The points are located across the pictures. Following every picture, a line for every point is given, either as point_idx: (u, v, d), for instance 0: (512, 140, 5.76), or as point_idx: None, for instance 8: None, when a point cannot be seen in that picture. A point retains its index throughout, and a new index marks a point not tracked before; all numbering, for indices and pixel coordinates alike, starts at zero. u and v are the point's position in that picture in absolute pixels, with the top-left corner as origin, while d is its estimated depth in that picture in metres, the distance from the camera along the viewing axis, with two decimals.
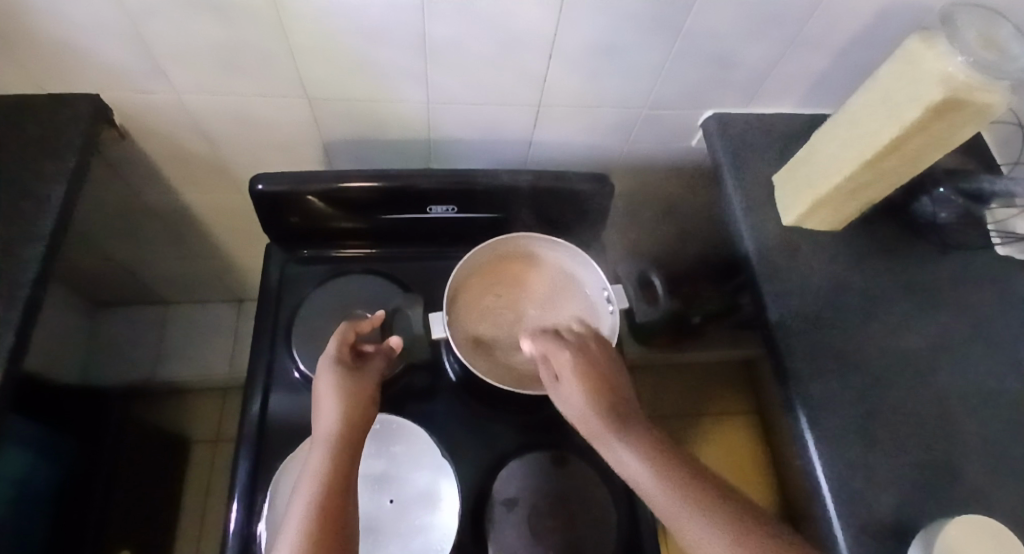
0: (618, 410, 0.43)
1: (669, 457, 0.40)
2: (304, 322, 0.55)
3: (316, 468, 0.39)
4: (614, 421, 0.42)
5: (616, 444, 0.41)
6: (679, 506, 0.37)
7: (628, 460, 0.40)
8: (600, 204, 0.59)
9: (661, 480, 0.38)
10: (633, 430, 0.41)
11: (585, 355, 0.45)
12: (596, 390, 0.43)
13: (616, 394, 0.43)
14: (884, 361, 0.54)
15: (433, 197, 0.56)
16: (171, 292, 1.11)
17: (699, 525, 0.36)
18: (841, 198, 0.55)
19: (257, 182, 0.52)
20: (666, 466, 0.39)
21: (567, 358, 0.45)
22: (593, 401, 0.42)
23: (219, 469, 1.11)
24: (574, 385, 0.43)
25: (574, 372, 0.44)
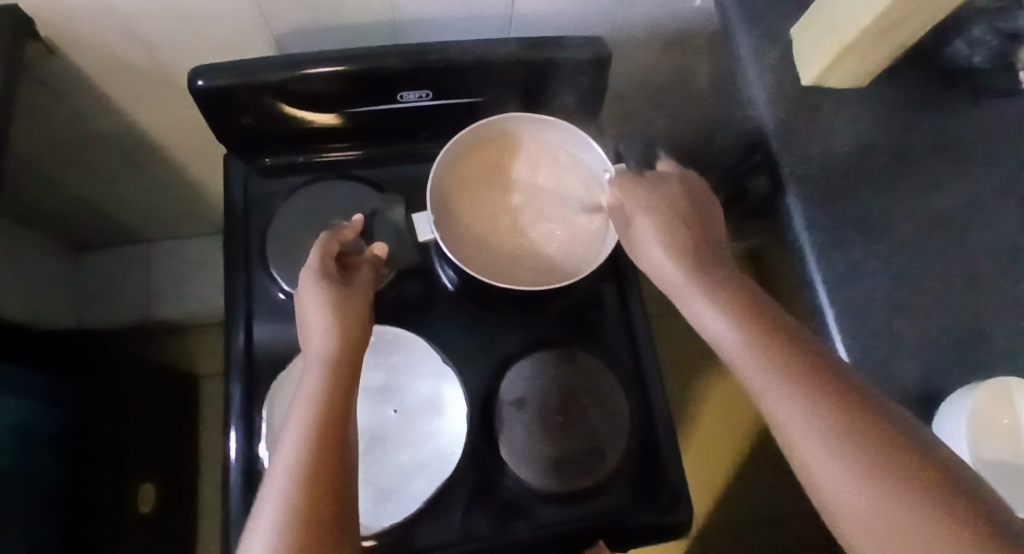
0: (703, 264, 0.41)
1: (753, 313, 0.38)
2: (280, 237, 0.51)
3: (311, 389, 0.36)
4: (695, 274, 0.40)
5: (690, 292, 0.40)
6: (756, 357, 0.35)
7: (706, 311, 0.39)
8: (595, 76, 0.51)
9: (740, 330, 0.37)
10: (714, 279, 0.40)
11: (671, 203, 0.43)
12: (674, 239, 0.41)
13: (707, 251, 0.42)
14: (911, 227, 0.50)
15: (404, 80, 0.49)
16: (148, 229, 1.05)
17: (773, 377, 0.34)
18: (870, 44, 0.48)
19: (197, 78, 0.45)
20: (750, 320, 0.37)
21: (647, 207, 0.43)
22: (676, 251, 0.41)
23: (212, 403, 1.13)
24: (654, 235, 0.42)
25: (658, 223, 0.42)
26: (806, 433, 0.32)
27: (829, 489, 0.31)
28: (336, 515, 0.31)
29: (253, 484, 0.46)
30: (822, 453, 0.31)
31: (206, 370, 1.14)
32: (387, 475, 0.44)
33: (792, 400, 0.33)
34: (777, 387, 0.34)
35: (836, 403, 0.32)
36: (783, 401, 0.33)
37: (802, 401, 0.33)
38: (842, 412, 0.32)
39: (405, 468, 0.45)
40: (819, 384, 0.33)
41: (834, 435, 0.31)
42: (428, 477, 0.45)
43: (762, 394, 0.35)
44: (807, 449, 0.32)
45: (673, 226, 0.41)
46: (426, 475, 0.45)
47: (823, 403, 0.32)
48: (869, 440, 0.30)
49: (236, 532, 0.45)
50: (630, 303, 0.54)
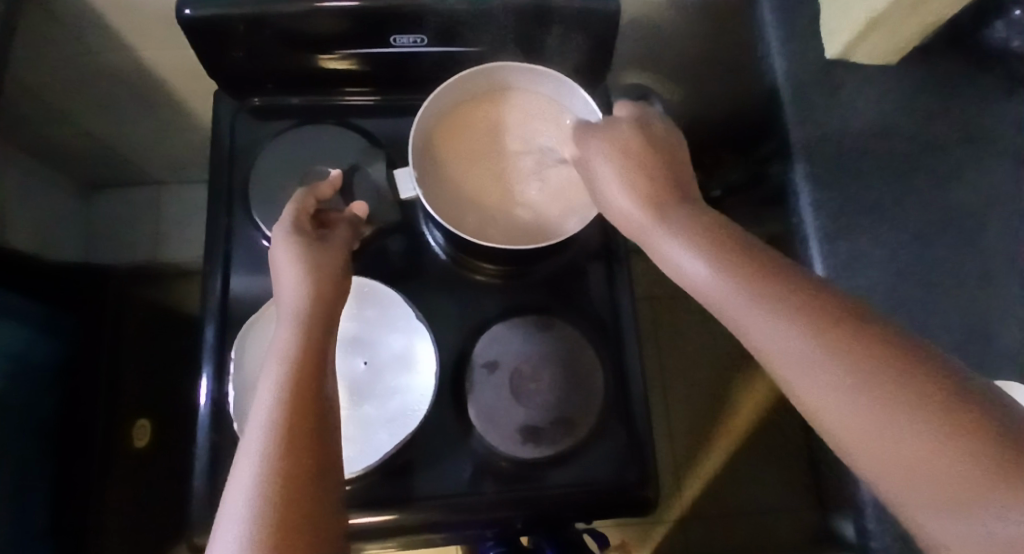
0: (669, 204, 0.38)
1: (729, 249, 0.35)
2: (263, 181, 0.50)
3: (285, 339, 0.33)
4: (664, 213, 0.38)
5: (659, 233, 0.37)
6: (740, 290, 0.33)
7: (677, 251, 0.36)
8: (601, 32, 0.49)
9: (716, 265, 0.34)
10: (684, 218, 0.37)
11: (625, 147, 0.41)
12: (638, 180, 0.39)
13: (676, 188, 0.39)
14: (925, 220, 0.47)
15: (397, 24, 0.46)
16: (157, 171, 1.05)
17: (759, 308, 0.32)
18: (903, 14, 0.44)
19: (184, 6, 0.43)
20: (725, 251, 0.35)
21: (607, 155, 0.41)
22: (641, 194, 0.39)
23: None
24: (617, 179, 0.40)
25: (620, 166, 0.40)
26: (804, 358, 0.30)
27: (834, 412, 0.29)
28: (322, 465, 0.28)
29: (221, 426, 0.46)
30: (820, 375, 0.30)
31: None
32: (352, 425, 0.44)
33: (786, 327, 0.31)
34: (769, 315, 0.32)
35: (831, 322, 0.30)
36: (775, 328, 0.31)
37: (805, 327, 0.31)
38: (840, 331, 0.30)
39: (371, 420, 0.44)
40: (805, 309, 0.31)
41: (835, 355, 0.29)
42: (393, 431, 0.44)
43: (749, 327, 0.33)
44: (804, 374, 0.30)
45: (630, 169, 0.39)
46: (391, 429, 0.44)
47: (825, 326, 0.30)
48: (864, 355, 0.29)
49: (201, 472, 0.45)
50: (616, 277, 0.52)
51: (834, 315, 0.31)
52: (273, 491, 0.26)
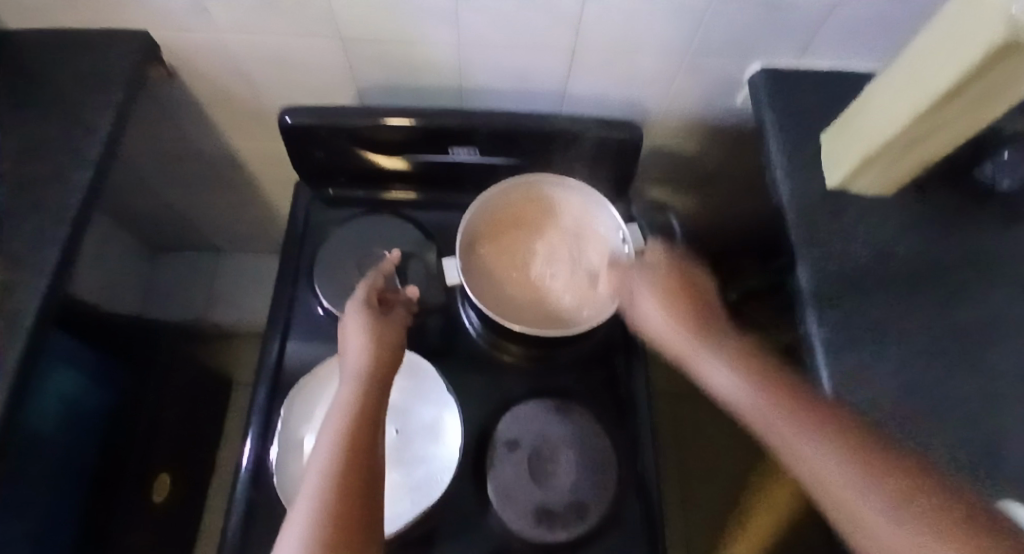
0: (706, 329, 0.44)
1: (766, 371, 0.40)
2: (326, 259, 0.57)
3: (347, 397, 0.38)
4: (700, 339, 0.44)
5: (702, 356, 0.43)
6: (772, 409, 0.37)
7: (716, 372, 0.41)
8: (628, 153, 0.59)
9: (750, 391, 0.39)
10: (719, 343, 0.43)
11: (667, 276, 0.47)
12: (674, 303, 0.46)
13: (713, 317, 0.45)
14: (926, 338, 0.50)
15: (455, 138, 0.57)
16: (219, 239, 1.16)
17: (789, 425, 0.36)
18: (892, 156, 0.51)
19: (286, 116, 0.54)
20: (762, 378, 0.40)
21: (644, 283, 0.48)
22: (678, 320, 0.45)
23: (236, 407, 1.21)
24: (656, 305, 0.46)
25: (657, 291, 0.47)
26: (828, 468, 0.33)
27: (862, 518, 0.30)
28: (365, 516, 0.32)
29: (258, 481, 0.49)
30: (845, 484, 0.31)
31: (241, 376, 1.22)
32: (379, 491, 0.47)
33: (811, 440, 0.34)
34: (800, 432, 0.35)
35: (855, 438, 0.33)
36: (802, 441, 0.35)
37: (827, 440, 0.34)
38: (860, 445, 0.33)
39: (396, 486, 0.47)
40: (830, 427, 0.34)
41: (855, 466, 0.32)
42: (414, 499, 0.46)
43: (784, 442, 0.36)
44: (831, 484, 0.32)
45: (667, 296, 0.46)
46: (413, 497, 0.46)
47: (845, 441, 0.33)
48: (885, 467, 0.31)
49: (230, 525, 0.48)
50: (634, 369, 0.55)
51: (857, 435, 0.33)
52: (322, 535, 0.30)
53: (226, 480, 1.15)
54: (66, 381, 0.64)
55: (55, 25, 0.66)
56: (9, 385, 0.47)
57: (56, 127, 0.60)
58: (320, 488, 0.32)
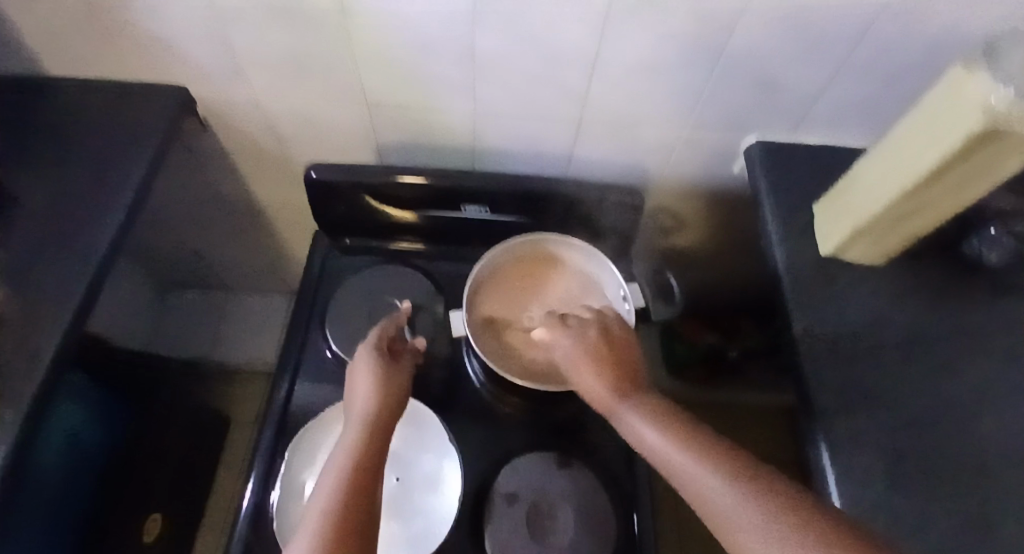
0: (628, 385, 0.46)
1: (681, 425, 0.42)
2: (338, 306, 0.59)
3: (350, 442, 0.40)
4: (627, 399, 0.45)
5: (626, 413, 0.44)
6: (694, 467, 0.38)
7: (642, 431, 0.42)
8: (629, 216, 0.62)
9: (674, 449, 0.40)
10: (639, 398, 0.45)
11: (593, 340, 0.49)
12: (598, 363, 0.47)
13: (630, 373, 0.47)
14: (918, 405, 0.51)
15: (468, 197, 0.61)
16: (232, 278, 1.19)
17: (711, 483, 0.37)
18: (882, 228, 0.53)
19: (312, 171, 0.59)
20: (683, 436, 0.41)
21: (571, 344, 0.49)
22: (602, 380, 0.46)
23: (240, 449, 1.20)
24: (588, 367, 0.47)
25: (582, 353, 0.48)
26: (746, 526, 0.34)
27: None
28: None
29: (256, 527, 0.49)
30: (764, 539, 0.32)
31: (240, 416, 1.22)
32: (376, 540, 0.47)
33: (725, 498, 0.36)
34: (719, 490, 0.36)
35: (769, 494, 0.35)
36: (725, 501, 0.35)
37: (747, 498, 0.35)
38: (777, 501, 0.34)
39: (393, 537, 0.47)
40: (746, 483, 0.36)
41: (773, 522, 0.33)
42: (412, 551, 0.46)
43: (707, 502, 0.37)
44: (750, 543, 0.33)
45: (592, 355, 0.47)
46: (410, 548, 0.47)
47: (761, 497, 0.35)
48: (800, 521, 0.32)
49: None
50: None
51: (769, 488, 0.35)
52: None
53: (229, 527, 1.13)
54: (76, 421, 0.64)
55: (103, 77, 0.70)
56: (23, 422, 0.47)
57: (94, 172, 0.63)
58: (317, 530, 0.33)
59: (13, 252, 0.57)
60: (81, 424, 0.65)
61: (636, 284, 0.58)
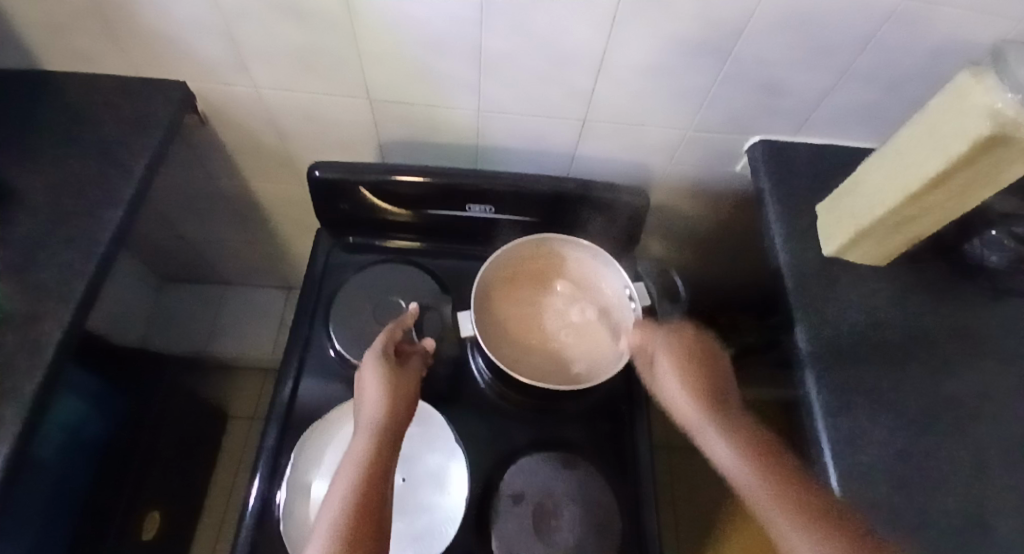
0: (716, 405, 0.45)
1: (769, 456, 0.41)
2: (342, 304, 0.59)
3: (358, 452, 0.40)
4: (713, 414, 0.44)
5: (710, 431, 0.44)
6: (767, 494, 0.38)
7: (720, 448, 0.43)
8: (634, 217, 0.63)
9: (752, 473, 0.40)
10: (727, 419, 0.44)
11: (688, 351, 0.49)
12: (690, 375, 0.47)
13: (722, 392, 0.46)
14: (919, 405, 0.52)
15: (473, 196, 0.61)
16: (229, 273, 1.18)
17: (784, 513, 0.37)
18: (885, 231, 0.54)
19: (316, 169, 0.59)
20: (766, 463, 0.41)
21: (665, 350, 0.49)
22: (693, 395, 0.46)
23: (247, 444, 1.19)
24: (674, 377, 0.47)
25: (677, 361, 0.48)
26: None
27: None
28: None
29: (262, 526, 0.49)
30: None
31: (237, 411, 1.22)
32: None
33: (799, 535, 0.36)
34: (792, 521, 0.36)
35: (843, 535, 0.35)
36: (795, 533, 0.36)
37: (818, 536, 0.35)
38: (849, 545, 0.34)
39: (400, 536, 0.47)
40: (823, 521, 0.36)
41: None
42: (418, 549, 0.47)
43: (776, 529, 0.37)
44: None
45: (686, 365, 0.47)
46: (416, 547, 0.47)
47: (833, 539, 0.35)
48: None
49: None
50: (637, 425, 0.57)
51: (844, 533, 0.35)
52: None
53: (235, 521, 1.12)
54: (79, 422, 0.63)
55: (101, 70, 0.69)
56: (25, 419, 0.47)
57: (93, 167, 0.62)
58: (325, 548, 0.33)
59: (13, 248, 0.56)
60: (87, 422, 0.64)
61: (642, 283, 0.58)
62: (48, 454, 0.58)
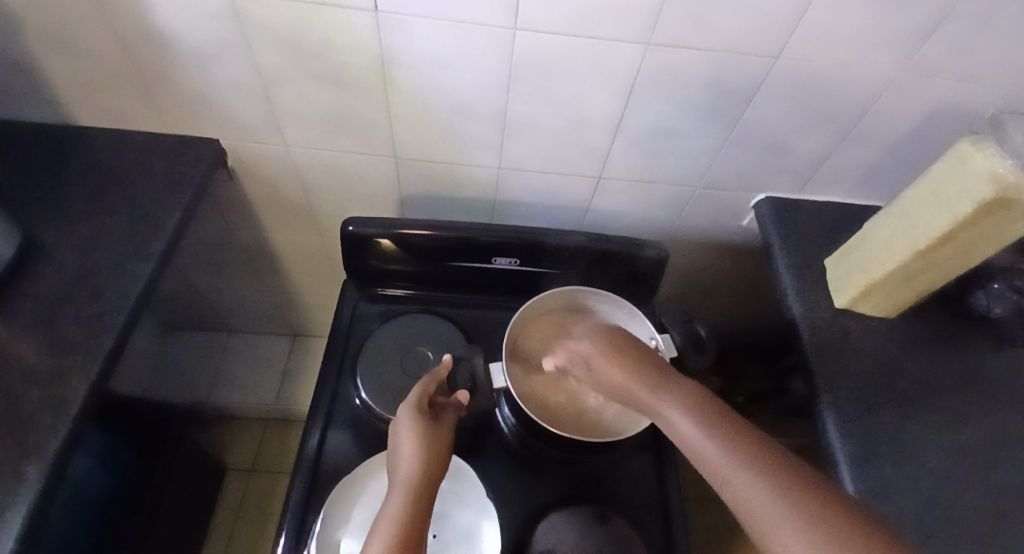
0: (648, 368, 0.43)
1: (703, 401, 0.37)
2: (369, 355, 0.60)
3: (395, 506, 0.40)
4: (639, 377, 0.42)
5: (643, 393, 0.41)
6: (696, 435, 0.35)
7: (664, 412, 0.38)
8: (652, 269, 0.65)
9: (688, 425, 0.36)
10: (658, 378, 0.41)
11: (607, 342, 0.48)
12: (618, 353, 0.45)
13: (650, 358, 0.44)
14: (940, 454, 0.53)
15: (498, 249, 0.63)
16: (236, 321, 1.18)
17: (724, 463, 0.32)
18: (893, 285, 0.56)
19: (349, 224, 0.61)
20: (696, 408, 0.37)
21: (590, 350, 0.49)
22: (623, 365, 0.44)
23: (253, 500, 1.15)
24: (603, 360, 0.46)
25: (601, 350, 0.47)
26: (766, 507, 0.29)
27: None
28: None
29: None
30: (774, 518, 0.28)
31: (236, 464, 1.18)
32: None
33: (730, 469, 0.32)
34: (739, 474, 0.31)
35: (790, 478, 0.30)
36: (742, 483, 0.30)
37: (766, 483, 0.30)
38: (788, 479, 0.30)
39: None
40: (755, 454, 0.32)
41: (790, 504, 0.28)
42: None
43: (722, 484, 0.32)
44: (772, 530, 0.28)
45: (606, 351, 0.47)
46: None
47: (788, 486, 0.29)
48: (813, 503, 0.28)
49: None
50: (665, 477, 0.57)
51: (779, 467, 0.30)
52: None
53: None
54: (99, 478, 0.61)
55: (136, 127, 0.72)
56: (49, 477, 0.46)
57: (126, 221, 0.64)
58: None
59: (46, 299, 0.57)
60: (103, 479, 0.63)
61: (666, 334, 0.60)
62: (71, 519, 0.57)
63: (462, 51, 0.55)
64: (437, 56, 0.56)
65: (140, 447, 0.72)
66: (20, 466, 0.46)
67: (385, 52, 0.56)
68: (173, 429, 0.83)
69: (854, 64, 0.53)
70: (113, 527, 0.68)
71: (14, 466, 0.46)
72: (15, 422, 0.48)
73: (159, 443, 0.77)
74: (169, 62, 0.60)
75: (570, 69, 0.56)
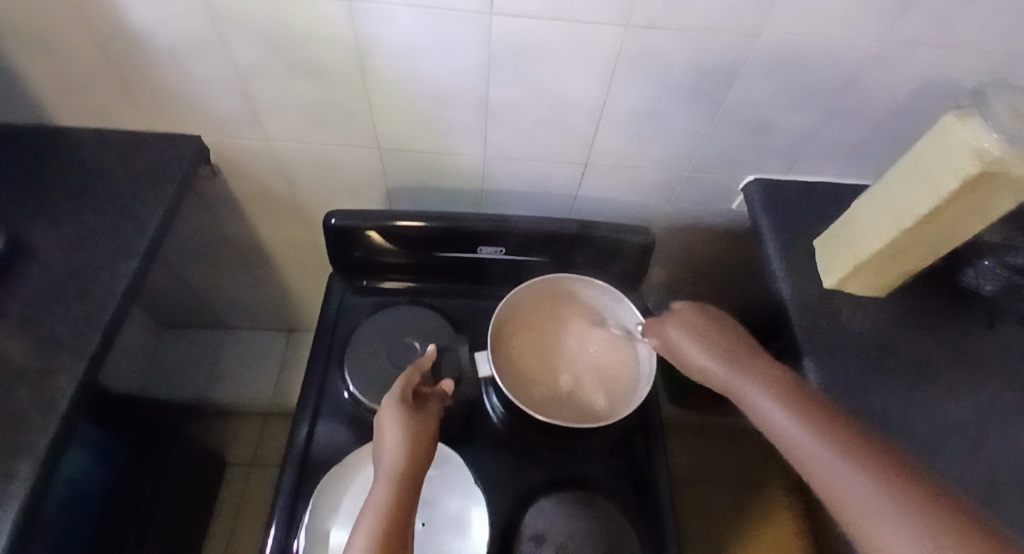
0: (745, 362, 0.49)
1: (799, 397, 0.44)
2: (356, 348, 0.59)
3: (379, 497, 0.40)
4: (742, 370, 0.48)
5: (742, 383, 0.47)
6: (795, 426, 0.41)
7: (764, 404, 0.45)
8: (639, 254, 0.65)
9: (790, 418, 0.42)
10: (759, 372, 0.47)
11: (700, 327, 0.53)
12: (715, 345, 0.51)
13: (747, 349, 0.50)
14: (930, 431, 0.53)
15: (483, 238, 0.63)
16: (231, 318, 1.18)
17: (823, 454, 0.39)
18: (882, 263, 0.56)
19: (331, 217, 0.61)
20: (798, 404, 0.43)
21: (681, 334, 0.53)
22: (722, 356, 0.50)
23: (254, 494, 1.16)
24: (697, 348, 0.51)
25: (694, 337, 0.52)
26: (854, 487, 0.36)
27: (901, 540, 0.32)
28: None
29: None
30: (868, 499, 0.35)
31: (237, 459, 1.19)
32: None
33: (826, 459, 0.38)
34: (836, 464, 0.38)
35: (881, 467, 0.36)
36: (840, 471, 0.37)
37: (860, 472, 0.36)
38: (882, 469, 0.36)
39: None
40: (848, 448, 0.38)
41: (883, 488, 0.35)
42: None
43: (816, 469, 0.39)
44: (856, 505, 0.35)
45: (700, 337, 0.52)
46: None
47: (879, 476, 0.36)
48: (906, 491, 0.34)
49: None
50: (654, 460, 0.57)
51: (873, 461, 0.37)
52: None
53: None
54: (94, 475, 0.62)
55: (117, 125, 0.71)
56: (37, 475, 0.46)
57: (109, 218, 0.64)
58: None
59: (30, 299, 0.57)
60: (97, 477, 0.63)
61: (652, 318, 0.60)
62: (65, 518, 0.57)
63: (439, 39, 0.54)
64: (415, 45, 0.55)
65: (135, 444, 0.72)
66: (9, 464, 0.46)
67: (363, 41, 0.55)
68: (169, 425, 0.83)
69: (837, 42, 0.53)
70: (111, 523, 0.68)
71: (2, 465, 0.46)
72: (2, 422, 0.48)
73: (154, 440, 0.78)
74: (145, 58, 0.59)
75: (551, 54, 0.55)
